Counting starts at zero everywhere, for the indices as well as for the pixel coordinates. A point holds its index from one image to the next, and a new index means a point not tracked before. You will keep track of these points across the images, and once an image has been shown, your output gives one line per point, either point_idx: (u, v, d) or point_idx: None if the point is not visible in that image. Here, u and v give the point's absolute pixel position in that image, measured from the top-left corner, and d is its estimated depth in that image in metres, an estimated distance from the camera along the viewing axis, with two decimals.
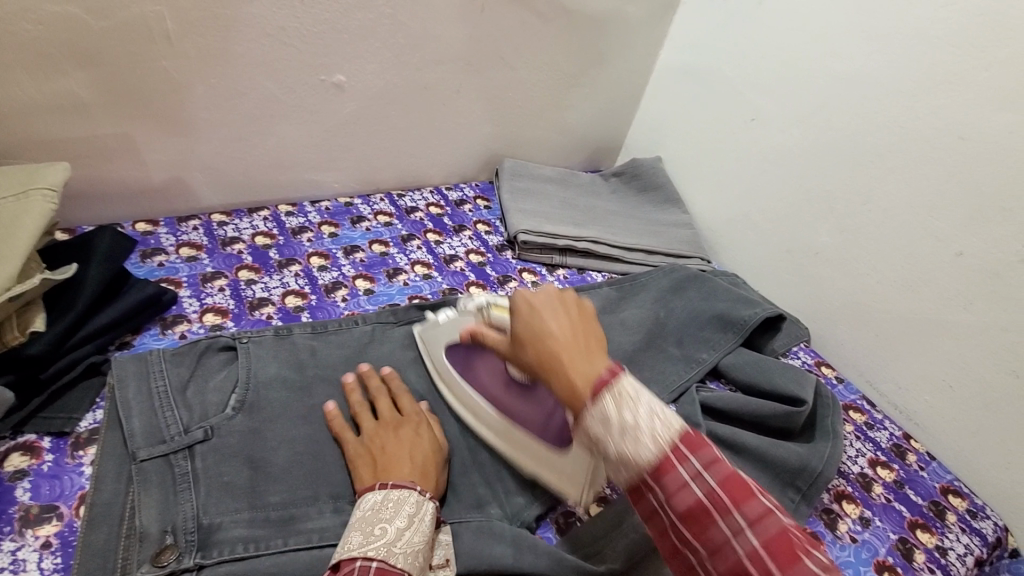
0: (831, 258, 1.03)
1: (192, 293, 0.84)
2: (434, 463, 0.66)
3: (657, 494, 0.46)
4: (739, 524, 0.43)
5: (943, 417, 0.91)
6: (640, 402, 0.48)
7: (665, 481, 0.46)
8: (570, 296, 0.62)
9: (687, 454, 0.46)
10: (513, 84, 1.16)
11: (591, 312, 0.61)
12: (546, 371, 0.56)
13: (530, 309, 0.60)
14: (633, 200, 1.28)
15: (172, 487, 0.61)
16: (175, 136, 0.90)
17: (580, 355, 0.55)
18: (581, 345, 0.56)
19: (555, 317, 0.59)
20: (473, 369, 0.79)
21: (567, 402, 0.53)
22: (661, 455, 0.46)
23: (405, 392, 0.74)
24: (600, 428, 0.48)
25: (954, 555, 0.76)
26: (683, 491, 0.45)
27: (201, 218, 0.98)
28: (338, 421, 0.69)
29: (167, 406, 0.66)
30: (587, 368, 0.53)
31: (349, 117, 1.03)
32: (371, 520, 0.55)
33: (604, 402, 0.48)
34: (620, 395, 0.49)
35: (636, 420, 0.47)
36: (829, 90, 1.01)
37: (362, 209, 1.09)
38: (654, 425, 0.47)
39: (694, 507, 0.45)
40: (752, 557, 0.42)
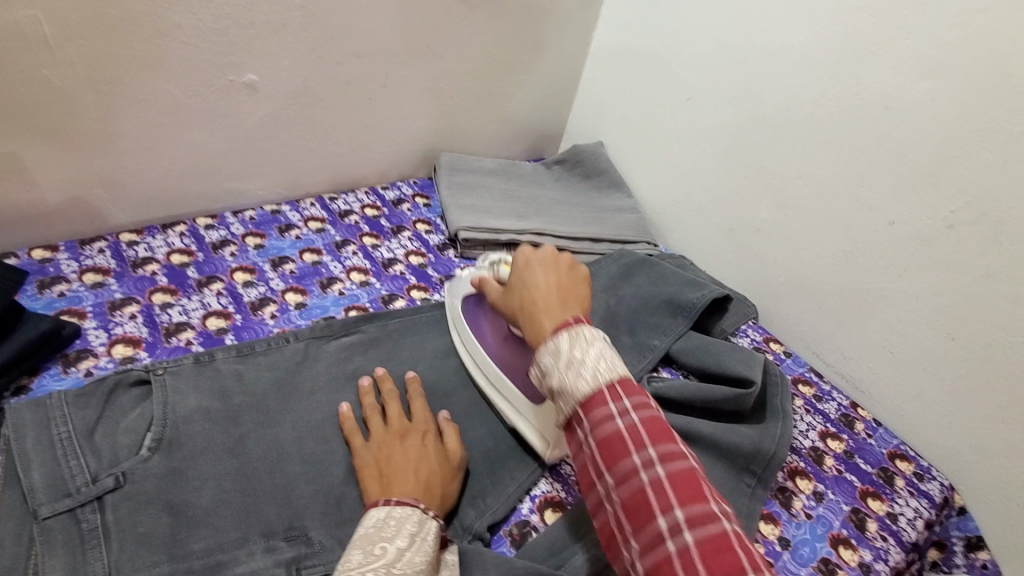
0: (771, 234, 1.03)
1: (98, 324, 0.76)
2: (440, 477, 0.64)
3: (608, 480, 0.51)
4: (677, 520, 0.46)
5: (886, 383, 0.92)
6: (592, 346, 0.56)
7: (616, 467, 0.50)
8: (565, 260, 0.68)
9: (644, 443, 0.50)
10: (444, 74, 1.11)
11: (583, 274, 0.67)
12: (525, 313, 0.63)
13: (525, 265, 0.67)
14: (577, 188, 1.25)
15: (80, 546, 0.55)
16: (68, 151, 0.81)
17: (556, 304, 0.61)
18: (560, 297, 0.62)
19: (544, 272, 0.65)
20: (480, 319, 0.82)
21: (535, 338, 0.60)
22: (617, 442, 0.51)
23: (420, 398, 0.72)
24: (550, 360, 0.56)
25: (904, 520, 0.78)
26: (631, 475, 0.49)
27: (107, 239, 0.89)
28: (350, 424, 0.68)
29: (73, 453, 0.59)
30: (558, 313, 0.60)
31: (266, 119, 0.96)
32: (372, 538, 0.54)
33: (561, 337, 0.57)
34: (577, 337, 0.56)
35: (583, 358, 0.55)
36: (759, 65, 1.01)
37: (291, 216, 1.02)
38: (598, 364, 0.54)
39: (638, 494, 0.48)
40: (681, 551, 0.45)
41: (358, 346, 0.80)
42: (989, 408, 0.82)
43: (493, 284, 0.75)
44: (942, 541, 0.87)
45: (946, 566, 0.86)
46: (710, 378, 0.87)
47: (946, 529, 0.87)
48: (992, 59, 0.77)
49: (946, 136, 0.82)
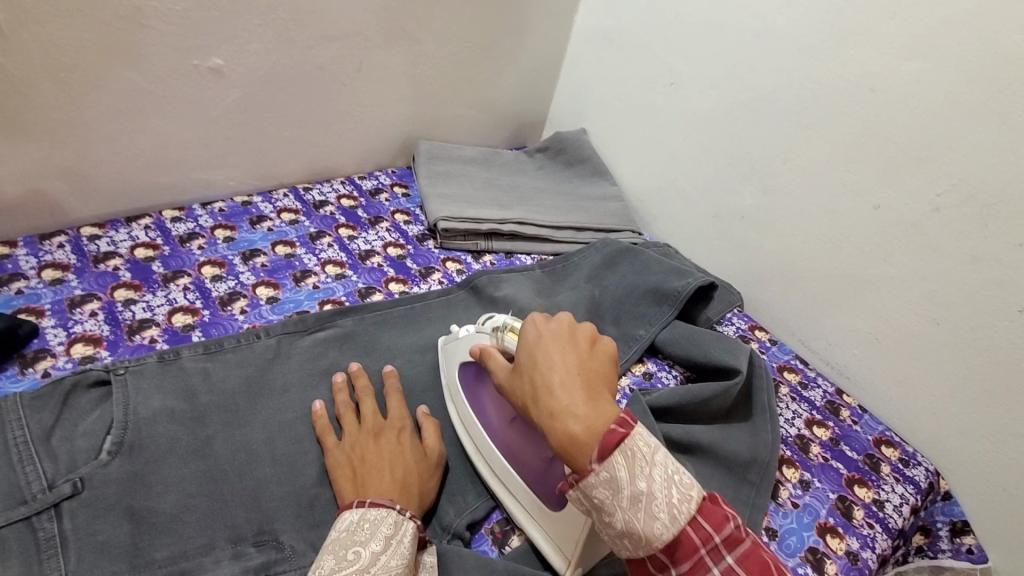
0: (756, 221, 1.02)
1: (56, 322, 0.72)
2: (417, 475, 0.62)
3: (675, 574, 0.45)
4: (693, 514, 0.46)
5: (871, 369, 0.92)
6: (653, 467, 0.47)
7: (682, 562, 0.45)
8: (583, 334, 0.57)
9: (708, 531, 0.45)
10: (421, 59, 1.07)
11: (605, 351, 0.56)
12: (540, 406, 0.52)
13: (539, 346, 0.56)
14: (559, 176, 1.23)
15: (35, 557, 0.52)
16: (22, 141, 0.77)
17: (583, 399, 0.50)
18: (584, 387, 0.51)
19: (561, 355, 0.54)
20: (483, 393, 0.71)
21: (562, 452, 0.49)
22: (681, 535, 0.45)
23: (397, 393, 0.70)
24: (606, 493, 0.46)
25: (890, 506, 0.77)
26: (700, 572, 0.44)
27: (68, 233, 0.84)
28: (323, 422, 0.66)
29: (26, 459, 0.56)
30: (586, 413, 0.49)
31: (234, 107, 0.92)
32: (345, 543, 0.51)
33: (614, 463, 0.46)
34: (632, 455, 0.46)
35: (649, 489, 0.46)
36: (743, 47, 0.99)
37: (263, 208, 0.99)
38: (669, 494, 0.46)
39: None
40: (707, 544, 0.44)
41: (332, 342, 0.77)
42: (974, 393, 0.82)
43: (498, 360, 0.63)
44: (927, 526, 0.87)
45: (931, 551, 0.87)
46: (696, 369, 0.85)
47: (930, 514, 0.87)
48: (978, 38, 0.76)
49: (930, 117, 0.81)
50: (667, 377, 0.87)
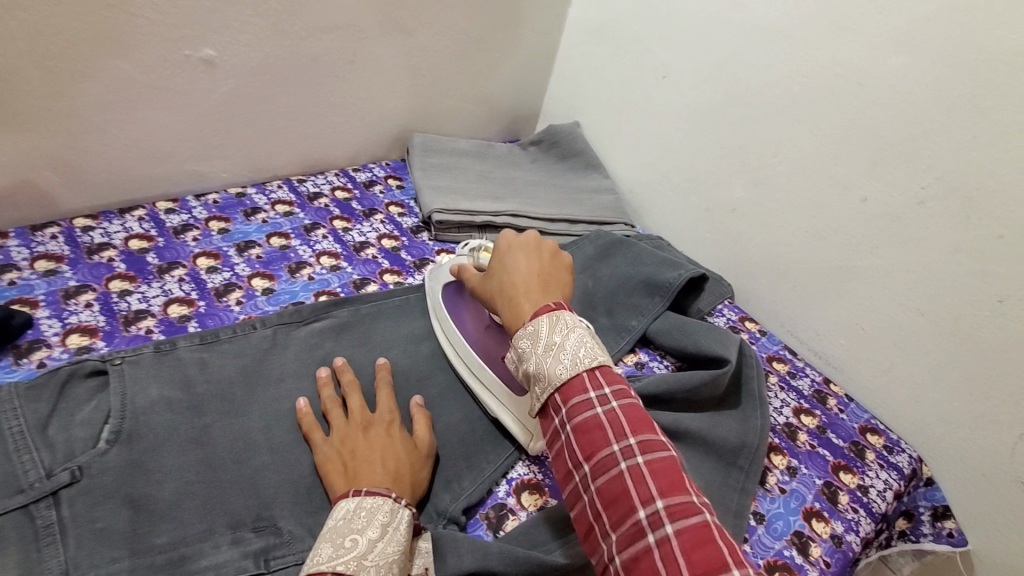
0: (746, 213, 1.03)
1: (51, 313, 0.72)
2: (409, 466, 0.62)
3: (563, 411, 0.52)
4: (631, 448, 0.49)
5: (858, 358, 0.94)
6: (571, 331, 0.55)
7: (572, 397, 0.52)
8: (547, 246, 0.69)
9: (601, 381, 0.53)
10: (415, 51, 1.08)
11: (564, 262, 0.69)
12: (504, 297, 0.63)
13: (508, 250, 0.67)
14: (553, 168, 1.24)
15: (34, 544, 0.52)
16: (12, 131, 0.76)
17: (536, 287, 0.62)
18: (540, 282, 0.63)
19: (525, 259, 0.66)
20: (465, 310, 0.80)
21: (512, 320, 0.61)
22: (576, 377, 0.53)
23: (387, 386, 0.71)
24: (528, 343, 0.56)
25: (874, 492, 0.79)
26: (586, 409, 0.51)
27: (60, 224, 0.84)
28: (309, 418, 0.66)
29: (24, 448, 0.56)
30: (537, 299, 0.61)
31: (227, 98, 0.91)
32: (343, 531, 0.52)
33: (540, 321, 0.57)
34: (557, 322, 0.56)
35: (562, 343, 0.55)
36: (734, 41, 1.00)
37: (258, 200, 0.99)
38: (578, 349, 0.54)
39: (593, 425, 0.50)
40: (633, 474, 0.48)
41: (328, 332, 0.78)
42: (957, 382, 0.84)
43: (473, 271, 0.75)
44: (910, 510, 0.89)
45: (914, 535, 0.89)
46: (687, 359, 0.87)
47: (913, 499, 0.89)
48: (962, 34, 0.77)
49: (915, 111, 0.82)
50: (659, 367, 0.89)
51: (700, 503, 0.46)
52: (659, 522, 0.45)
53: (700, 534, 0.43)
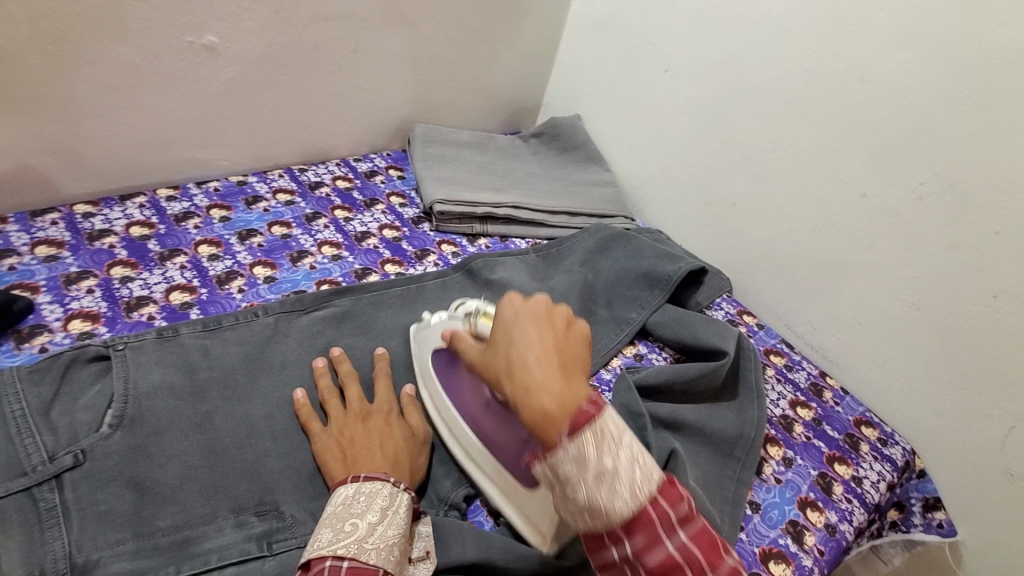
0: (746, 208, 1.04)
1: (52, 299, 0.72)
2: (407, 453, 0.63)
3: (627, 547, 0.44)
4: None
5: (853, 352, 0.95)
6: (621, 446, 0.45)
7: (637, 535, 0.44)
8: (559, 313, 0.54)
9: (666, 507, 0.45)
10: (418, 41, 1.07)
11: (581, 332, 0.54)
12: (512, 382, 0.49)
13: (513, 320, 0.52)
14: (554, 161, 1.24)
15: (36, 526, 0.52)
16: (12, 115, 0.76)
17: (558, 376, 0.48)
18: (561, 366, 0.49)
19: (538, 333, 0.51)
20: (456, 379, 0.70)
21: (538, 432, 0.47)
22: (639, 510, 0.45)
23: (385, 377, 0.71)
24: (572, 468, 0.45)
25: (868, 483, 0.81)
26: (655, 548, 0.44)
27: (60, 210, 0.84)
28: (306, 409, 0.66)
29: (26, 431, 0.56)
30: (561, 390, 0.47)
31: (229, 85, 0.91)
32: (342, 516, 0.52)
33: (585, 441, 0.45)
34: (602, 434, 0.45)
35: (615, 468, 0.45)
36: (736, 36, 1.00)
37: (259, 188, 0.99)
38: (633, 475, 0.45)
39: (666, 563, 0.44)
40: None
41: (330, 321, 0.78)
42: (951, 376, 0.85)
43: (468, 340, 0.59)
44: (901, 502, 0.90)
45: (903, 525, 0.90)
46: (685, 351, 0.87)
47: (906, 490, 0.89)
48: (962, 31, 0.78)
49: (914, 107, 0.83)
50: (658, 359, 0.89)
51: None
52: None
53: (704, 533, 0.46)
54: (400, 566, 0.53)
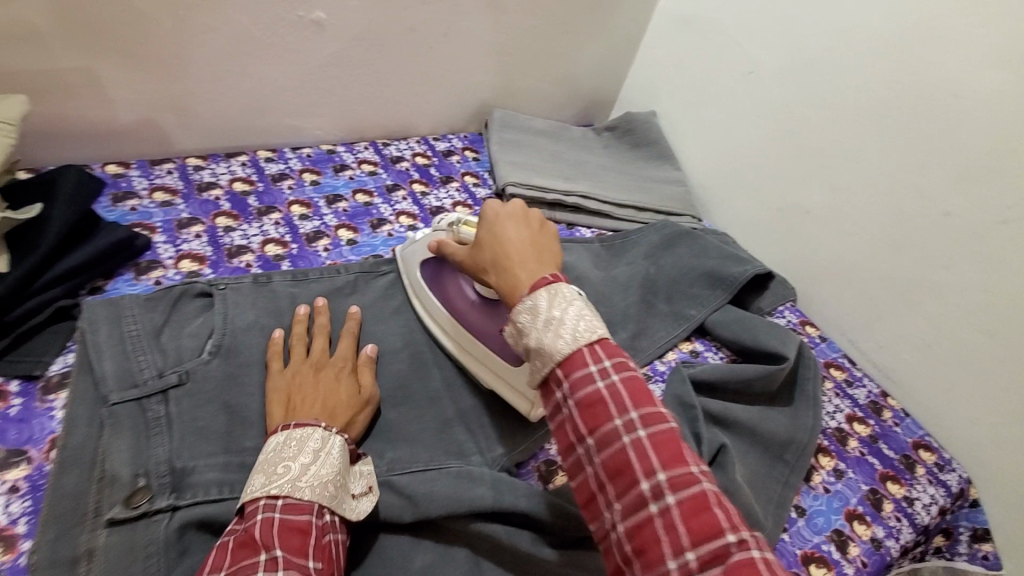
0: (820, 218, 1.02)
1: (167, 239, 0.80)
2: (347, 407, 0.62)
3: (565, 386, 0.49)
4: (633, 421, 0.46)
5: (918, 374, 0.92)
6: (570, 304, 0.51)
7: (573, 373, 0.49)
8: (535, 216, 0.62)
9: (601, 354, 0.49)
10: (505, 29, 1.11)
11: (553, 232, 0.62)
12: (496, 267, 0.58)
13: (493, 217, 0.61)
14: (625, 155, 1.25)
15: (145, 431, 0.59)
16: (142, 72, 0.85)
17: (528, 256, 0.57)
18: (534, 252, 0.57)
19: (514, 227, 0.60)
20: (440, 283, 0.79)
21: (509, 295, 0.55)
22: (576, 351, 0.49)
23: (351, 335, 0.71)
24: (527, 318, 0.51)
25: (920, 504, 0.79)
26: (587, 384, 0.48)
27: (175, 161, 0.93)
28: (275, 348, 0.67)
29: (140, 350, 0.64)
30: (534, 269, 0.56)
31: (330, 59, 0.98)
32: (273, 461, 0.52)
33: (539, 295, 0.51)
34: (556, 293, 0.51)
35: (563, 318, 0.50)
36: (826, 41, 0.98)
37: (346, 157, 1.05)
38: (578, 324, 0.50)
39: (595, 399, 0.47)
40: (636, 447, 0.46)
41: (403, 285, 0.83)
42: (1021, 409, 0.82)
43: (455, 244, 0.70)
44: (948, 529, 0.88)
45: (948, 552, 0.88)
46: (743, 353, 0.87)
47: (955, 518, 0.87)
48: None
49: (1013, 127, 0.79)
50: (714, 358, 0.89)
51: (701, 471, 0.45)
52: (635, 433, 0.46)
53: (701, 505, 0.43)
54: (338, 501, 0.52)
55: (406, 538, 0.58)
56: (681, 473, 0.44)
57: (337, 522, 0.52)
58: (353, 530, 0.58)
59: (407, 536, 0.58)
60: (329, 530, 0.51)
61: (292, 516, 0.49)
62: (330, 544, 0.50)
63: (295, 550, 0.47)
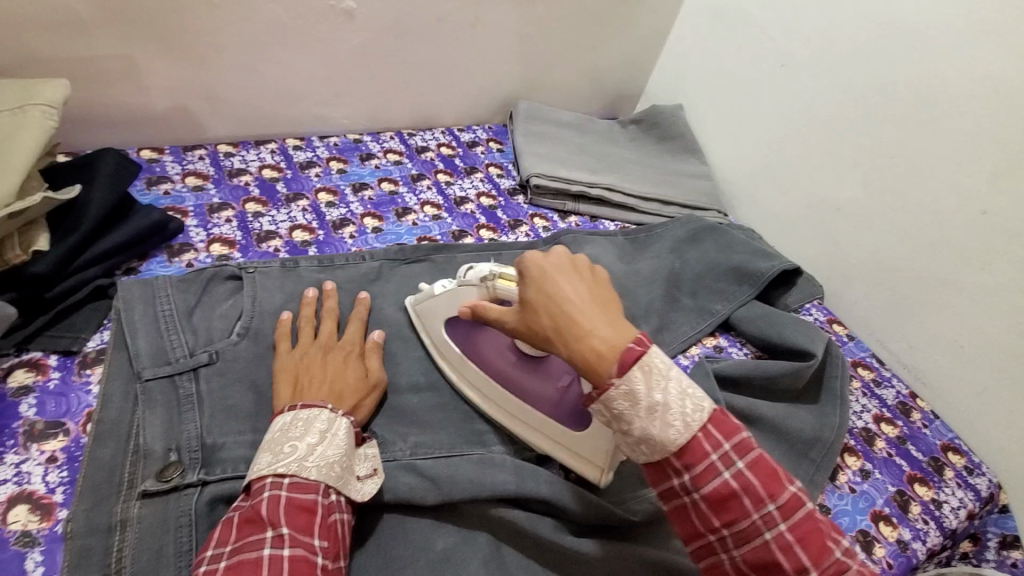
0: (851, 214, 0.99)
1: (198, 223, 0.82)
2: (354, 390, 0.61)
3: (687, 479, 0.47)
4: (769, 511, 0.46)
5: (950, 376, 0.90)
6: (669, 380, 0.48)
7: (696, 465, 0.47)
8: (582, 261, 0.57)
9: (720, 439, 0.48)
10: (533, 19, 1.10)
11: (605, 277, 0.56)
12: (561, 337, 0.51)
13: (544, 274, 0.55)
14: (650, 149, 1.24)
15: (176, 408, 0.61)
16: (178, 59, 0.86)
17: (600, 319, 0.51)
18: (603, 311, 0.52)
19: (572, 284, 0.54)
20: (477, 346, 0.71)
21: (589, 372, 0.50)
22: (694, 440, 0.47)
23: (359, 320, 0.71)
24: (626, 404, 0.47)
25: (948, 508, 0.77)
26: (714, 476, 0.47)
27: (206, 148, 0.95)
28: (283, 329, 0.67)
29: (172, 329, 0.66)
30: (610, 334, 0.50)
31: (359, 48, 0.98)
32: (280, 440, 0.52)
33: (632, 375, 0.47)
34: (651, 371, 0.48)
35: (667, 400, 0.47)
36: (863, 33, 0.96)
37: (372, 146, 1.06)
38: (684, 405, 0.47)
39: (726, 492, 0.47)
40: (779, 540, 0.45)
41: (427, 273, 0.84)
42: None
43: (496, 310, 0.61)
44: (976, 533, 0.84)
45: (975, 559, 0.83)
46: (769, 349, 0.86)
47: (982, 522, 0.84)
48: None
49: None
50: (738, 354, 0.88)
51: (841, 552, 0.46)
52: (774, 524, 0.46)
53: (804, 521, 0.46)
54: (343, 482, 0.53)
55: (429, 520, 0.59)
56: (828, 560, 0.45)
57: (343, 502, 0.53)
58: (377, 510, 0.58)
59: (429, 518, 0.59)
60: (335, 509, 0.52)
61: (299, 494, 0.50)
62: (336, 524, 0.51)
63: (301, 527, 0.48)
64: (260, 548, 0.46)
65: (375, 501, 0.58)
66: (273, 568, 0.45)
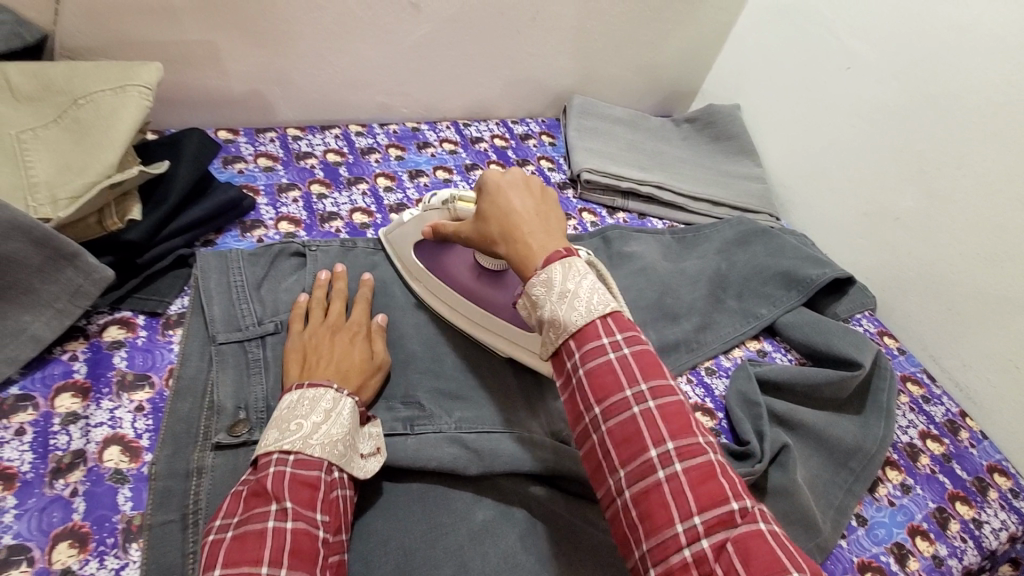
0: (911, 225, 0.96)
1: (269, 202, 0.88)
2: (360, 370, 0.64)
3: (577, 356, 0.48)
4: (642, 392, 0.46)
5: (1004, 398, 0.87)
6: (584, 278, 0.50)
7: (585, 344, 0.48)
8: (538, 181, 0.60)
9: (612, 327, 0.48)
10: (593, 14, 1.11)
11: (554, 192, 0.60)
12: (506, 239, 0.55)
13: (498, 188, 0.58)
14: (703, 149, 1.23)
15: (246, 370, 0.66)
16: (256, 47, 0.92)
17: (539, 227, 0.54)
18: (544, 222, 0.55)
19: (520, 198, 0.57)
20: (442, 263, 0.80)
21: (519, 268, 0.53)
22: (591, 325, 0.48)
23: (363, 301, 0.74)
24: (542, 291, 0.50)
25: (989, 528, 0.75)
26: (598, 356, 0.47)
27: (276, 131, 1.01)
28: (298, 310, 0.70)
29: (243, 299, 0.71)
30: (545, 240, 0.53)
31: (422, 39, 1.01)
32: (287, 417, 0.55)
33: (552, 269, 0.50)
34: (570, 268, 0.50)
35: (576, 290, 0.49)
36: (937, 38, 0.92)
37: (429, 135, 1.10)
38: (592, 297, 0.49)
39: (605, 371, 0.47)
40: (645, 417, 0.45)
41: None
42: None
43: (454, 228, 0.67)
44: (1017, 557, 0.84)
45: None
46: (814, 357, 0.85)
47: None
48: None
49: None
50: (782, 359, 0.88)
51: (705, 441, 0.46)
52: (643, 406, 0.46)
53: (708, 475, 0.43)
54: (346, 459, 0.56)
55: (469, 493, 0.62)
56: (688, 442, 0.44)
57: (345, 478, 0.56)
58: (422, 478, 0.63)
59: (471, 490, 0.63)
60: (338, 486, 0.54)
61: (303, 470, 0.52)
62: (338, 498, 0.54)
63: (304, 502, 0.50)
64: (264, 521, 0.48)
65: (421, 470, 0.62)
66: (277, 540, 0.47)
